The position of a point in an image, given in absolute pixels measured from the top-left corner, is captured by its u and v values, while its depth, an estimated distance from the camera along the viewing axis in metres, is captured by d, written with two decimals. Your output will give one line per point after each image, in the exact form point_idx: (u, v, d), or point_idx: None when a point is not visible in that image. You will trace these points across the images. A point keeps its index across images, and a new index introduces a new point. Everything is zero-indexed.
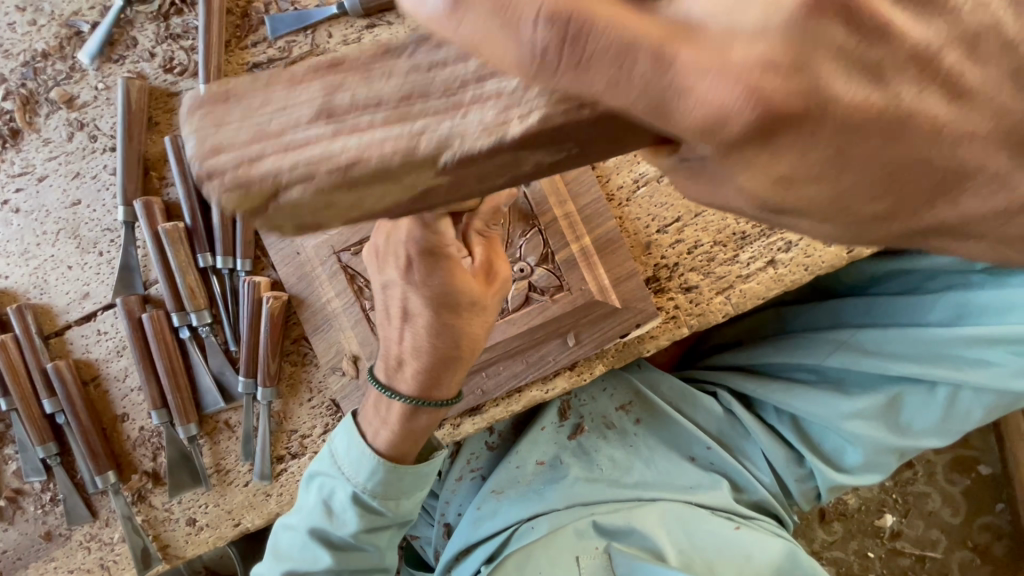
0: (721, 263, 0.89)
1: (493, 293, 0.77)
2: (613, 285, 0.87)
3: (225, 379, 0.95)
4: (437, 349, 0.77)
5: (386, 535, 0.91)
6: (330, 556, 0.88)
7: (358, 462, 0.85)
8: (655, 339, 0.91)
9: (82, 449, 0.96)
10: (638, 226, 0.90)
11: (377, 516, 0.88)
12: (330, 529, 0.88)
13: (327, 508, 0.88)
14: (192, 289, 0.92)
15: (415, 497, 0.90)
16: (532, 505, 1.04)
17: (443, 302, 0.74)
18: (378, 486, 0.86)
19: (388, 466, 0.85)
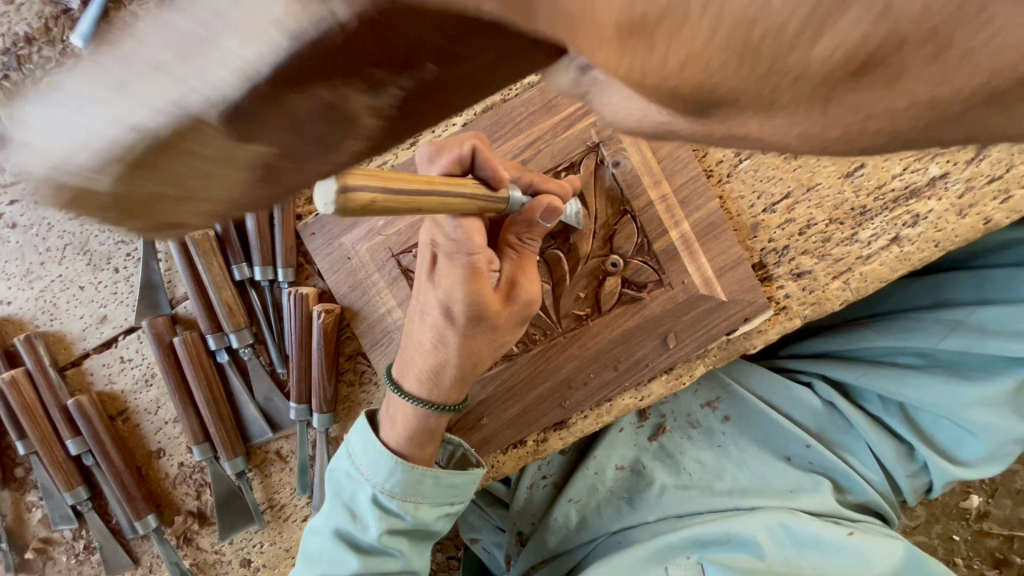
0: (839, 243, 0.78)
1: (510, 313, 0.69)
2: (717, 276, 0.76)
3: (273, 405, 0.84)
4: (453, 364, 0.70)
5: (408, 539, 0.77)
6: (354, 562, 0.75)
7: (374, 461, 0.74)
8: (764, 334, 0.80)
9: (115, 493, 0.85)
10: (741, 205, 0.78)
11: (397, 518, 0.75)
12: (354, 531, 0.76)
13: (351, 510, 0.76)
14: (230, 307, 0.79)
15: (439, 504, 0.77)
16: (621, 517, 0.99)
17: (455, 310, 0.67)
18: (398, 484, 0.74)
19: (405, 463, 0.74)
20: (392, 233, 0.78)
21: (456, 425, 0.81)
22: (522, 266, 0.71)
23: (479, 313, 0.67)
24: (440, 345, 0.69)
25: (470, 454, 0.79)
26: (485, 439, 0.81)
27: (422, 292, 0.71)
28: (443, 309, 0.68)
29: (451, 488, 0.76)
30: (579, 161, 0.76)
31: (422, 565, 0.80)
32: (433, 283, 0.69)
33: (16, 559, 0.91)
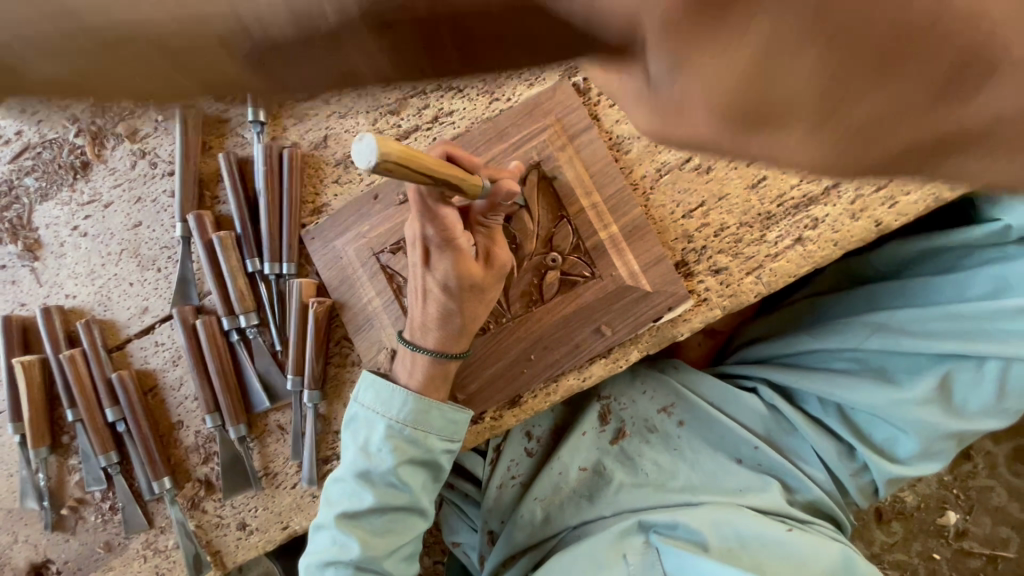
0: (749, 243, 0.90)
1: (493, 275, 0.82)
2: (643, 270, 0.89)
3: (272, 380, 0.99)
4: (444, 318, 0.83)
5: (419, 479, 0.89)
6: (372, 496, 0.87)
7: (390, 397, 0.87)
8: (688, 322, 0.91)
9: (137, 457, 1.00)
10: (663, 212, 0.93)
11: (411, 450, 0.88)
12: (372, 470, 0.87)
13: (369, 450, 0.88)
14: (242, 292, 0.98)
15: (446, 437, 0.89)
16: (581, 512, 1.07)
17: (453, 288, 0.80)
18: (408, 424, 0.87)
19: (416, 399, 0.87)
20: (375, 236, 0.95)
21: None
22: (493, 238, 0.83)
23: (471, 282, 0.81)
24: (445, 314, 0.83)
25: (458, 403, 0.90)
26: None
27: (419, 277, 0.82)
28: (439, 287, 0.81)
29: (454, 432, 0.89)
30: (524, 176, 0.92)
31: (429, 504, 0.92)
32: (429, 269, 0.81)
33: (54, 518, 1.07)
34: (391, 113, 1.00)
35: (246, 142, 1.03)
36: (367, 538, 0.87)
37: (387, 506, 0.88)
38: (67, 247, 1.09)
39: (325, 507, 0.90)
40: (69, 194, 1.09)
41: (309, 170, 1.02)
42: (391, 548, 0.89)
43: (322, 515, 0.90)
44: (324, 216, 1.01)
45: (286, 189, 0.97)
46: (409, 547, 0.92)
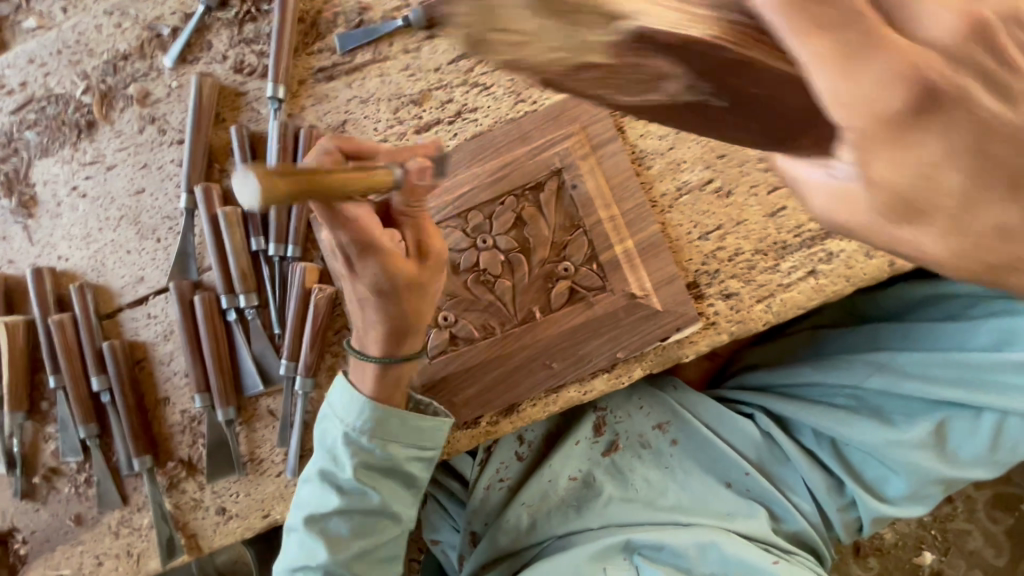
0: (762, 271, 0.90)
1: (426, 270, 0.75)
2: (654, 288, 0.89)
3: (266, 364, 0.97)
4: (382, 319, 0.77)
5: (386, 482, 0.87)
6: (338, 499, 0.85)
7: (347, 402, 0.84)
8: (695, 345, 0.91)
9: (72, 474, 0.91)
10: (680, 232, 0.92)
11: (372, 456, 0.85)
12: (336, 476, 0.85)
13: (331, 458, 0.85)
14: (243, 272, 0.95)
15: (410, 441, 0.86)
16: (568, 523, 1.06)
17: (384, 292, 0.73)
18: (368, 432, 0.84)
19: (374, 407, 0.83)
20: None
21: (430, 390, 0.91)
22: (420, 228, 0.74)
23: (404, 283, 0.73)
24: (383, 317, 0.77)
25: (427, 407, 0.88)
26: None
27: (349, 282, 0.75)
28: (369, 291, 0.74)
29: (418, 433, 0.86)
30: (544, 182, 0.91)
31: (401, 507, 0.89)
32: (353, 273, 0.72)
33: (25, 486, 1.03)
34: (413, 104, 0.97)
35: (261, 118, 1.00)
36: (342, 541, 0.85)
37: (354, 512, 0.86)
38: (64, 207, 1.05)
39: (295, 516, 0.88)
40: (70, 153, 1.05)
41: None
42: (364, 553, 0.86)
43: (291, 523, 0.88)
44: None
45: None
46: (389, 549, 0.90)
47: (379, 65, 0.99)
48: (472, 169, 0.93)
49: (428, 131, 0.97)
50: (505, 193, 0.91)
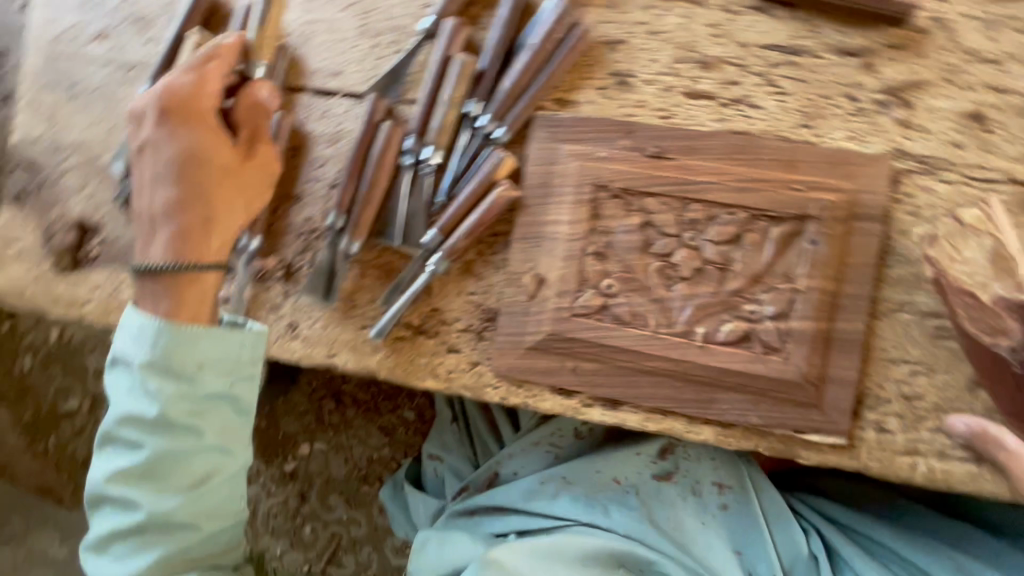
0: (930, 428, 0.83)
1: (250, 167, 0.84)
2: (822, 381, 0.82)
3: (413, 224, 0.92)
4: (209, 227, 0.82)
5: (217, 424, 0.80)
6: (180, 491, 0.79)
7: (142, 331, 0.78)
8: (820, 453, 0.85)
9: (198, 185, 0.82)
10: (879, 344, 0.84)
11: (174, 386, 0.78)
12: (140, 419, 0.78)
13: (131, 389, 0.78)
14: (446, 127, 0.89)
15: (226, 365, 0.80)
16: (594, 516, 1.02)
17: (193, 159, 0.82)
18: (163, 358, 0.78)
19: (168, 326, 0.78)
20: (605, 167, 0.86)
21: (553, 340, 0.87)
22: (259, 114, 0.84)
23: (206, 158, 0.82)
24: (152, 234, 0.83)
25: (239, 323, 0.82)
26: (549, 368, 0.88)
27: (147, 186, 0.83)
28: (168, 163, 0.82)
29: (235, 345, 0.80)
30: (785, 219, 0.82)
31: (235, 441, 0.83)
32: (155, 132, 0.83)
33: (128, 196, 1.01)
34: (700, 64, 0.88)
35: None
36: (162, 545, 0.80)
37: (162, 437, 0.78)
38: None
39: (93, 487, 0.81)
40: None
41: (582, 60, 0.90)
42: (197, 498, 0.80)
43: (96, 498, 0.81)
44: (565, 111, 0.90)
45: (553, 65, 0.88)
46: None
47: (690, 6, 0.88)
48: (721, 164, 0.84)
49: (697, 99, 0.87)
50: (741, 205, 0.83)
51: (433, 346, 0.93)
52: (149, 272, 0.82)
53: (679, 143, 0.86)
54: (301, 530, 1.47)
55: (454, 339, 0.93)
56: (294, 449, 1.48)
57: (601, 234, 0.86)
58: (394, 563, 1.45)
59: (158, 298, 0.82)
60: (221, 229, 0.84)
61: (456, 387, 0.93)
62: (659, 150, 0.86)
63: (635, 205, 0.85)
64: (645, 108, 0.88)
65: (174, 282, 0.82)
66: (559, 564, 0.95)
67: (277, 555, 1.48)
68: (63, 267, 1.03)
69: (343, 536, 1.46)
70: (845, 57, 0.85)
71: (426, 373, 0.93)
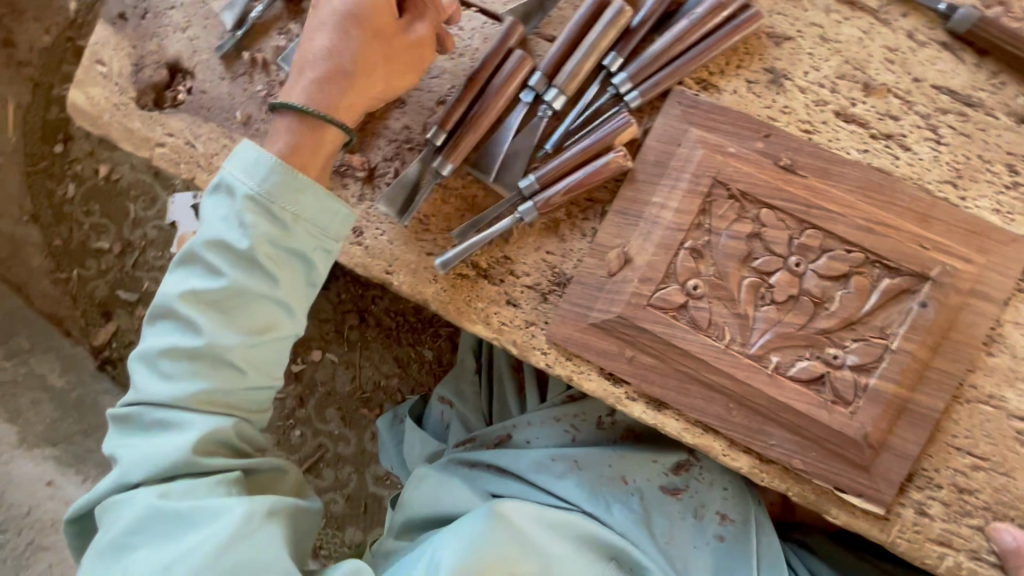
0: (971, 526, 0.80)
1: (405, 50, 0.81)
2: (882, 446, 0.79)
3: (512, 163, 0.87)
4: (348, 91, 0.80)
5: (290, 281, 0.76)
6: (242, 333, 0.74)
7: (258, 166, 0.75)
8: (852, 517, 0.81)
9: (357, 45, 0.79)
10: (949, 428, 0.80)
11: (272, 229, 0.74)
12: (226, 248, 0.74)
13: (228, 216, 0.75)
14: (579, 73, 0.83)
15: (319, 227, 0.77)
16: (597, 508, 0.94)
17: (364, 19, 0.79)
18: (268, 196, 0.74)
19: (280, 167, 0.75)
20: (730, 164, 0.81)
21: (620, 324, 0.83)
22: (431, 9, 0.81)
23: (374, 23, 0.79)
24: (297, 80, 0.80)
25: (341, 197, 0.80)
26: (606, 350, 0.85)
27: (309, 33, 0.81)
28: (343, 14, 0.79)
29: (329, 213, 0.77)
30: (900, 273, 0.77)
31: (301, 305, 0.78)
32: None
33: (229, 51, 0.97)
34: (862, 87, 0.82)
35: None
36: (208, 378, 0.73)
37: (241, 270, 0.74)
38: None
39: (161, 302, 0.75)
40: None
41: (741, 47, 0.84)
42: (255, 346, 0.75)
43: (157, 312, 0.75)
44: (705, 95, 0.84)
45: (712, 42, 0.81)
46: (239, 433, 0.77)
47: (872, 22, 0.83)
48: (853, 197, 0.79)
49: (848, 123, 0.82)
50: (860, 245, 0.78)
51: (493, 294, 0.89)
52: (281, 108, 0.80)
53: (816, 162, 0.80)
54: (290, 432, 1.47)
55: (516, 292, 0.89)
56: (306, 353, 1.47)
57: (704, 231, 0.81)
58: (370, 491, 1.45)
59: (281, 136, 0.80)
60: (358, 94, 0.81)
61: (505, 341, 0.89)
62: (793, 162, 0.80)
63: (750, 213, 0.80)
64: (790, 116, 0.82)
65: (303, 125, 0.80)
66: (550, 540, 0.88)
67: None
68: (143, 103, 0.98)
69: (329, 450, 1.46)
70: (1015, 125, 0.80)
71: (479, 319, 0.90)
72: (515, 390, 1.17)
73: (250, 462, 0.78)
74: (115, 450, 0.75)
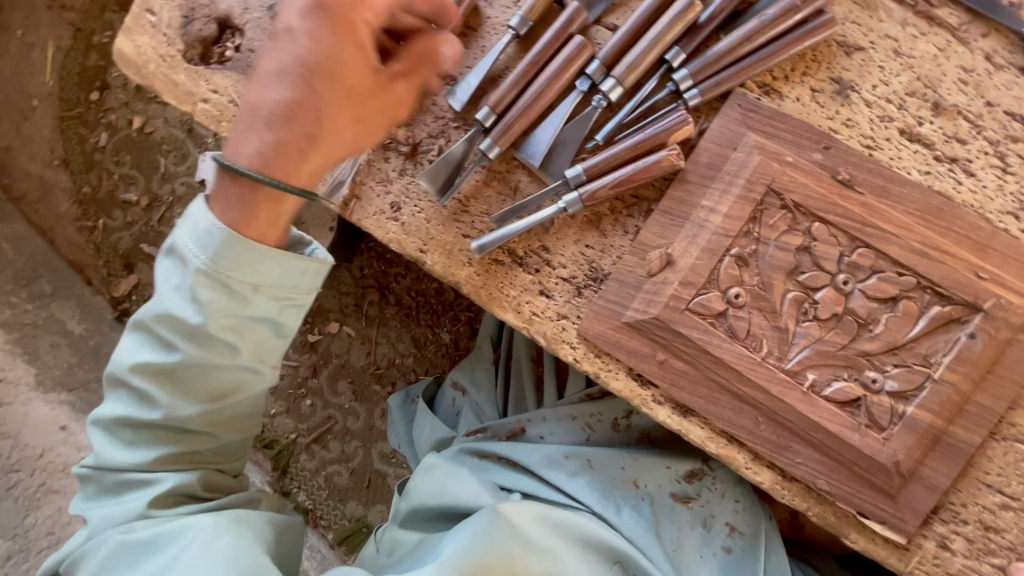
0: (994, 566, 0.78)
1: (377, 104, 0.72)
2: (911, 475, 0.77)
3: (560, 152, 0.85)
4: (310, 150, 0.69)
5: (251, 344, 0.73)
6: (201, 403, 0.74)
7: (209, 236, 0.68)
8: (871, 544, 0.80)
9: (317, 95, 0.67)
10: (982, 463, 0.78)
11: (232, 300, 0.70)
12: (179, 322, 0.70)
13: (181, 286, 0.70)
14: (639, 65, 0.81)
15: (287, 291, 0.73)
16: (607, 510, 0.93)
17: (323, 67, 0.67)
18: (222, 270, 0.68)
19: (229, 237, 0.68)
20: (786, 173, 0.78)
21: (655, 327, 0.81)
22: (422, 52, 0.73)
23: (346, 70, 0.68)
24: (245, 140, 0.69)
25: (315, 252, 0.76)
26: (637, 351, 0.83)
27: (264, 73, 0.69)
28: (295, 60, 0.67)
29: (295, 274, 0.73)
30: (950, 301, 0.75)
31: (269, 361, 0.76)
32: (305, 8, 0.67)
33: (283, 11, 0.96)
34: (931, 106, 0.79)
35: None
36: (173, 443, 0.76)
37: (194, 351, 0.71)
38: None
39: (115, 368, 0.74)
40: None
41: (810, 54, 0.82)
42: (215, 409, 0.75)
43: (114, 379, 0.75)
44: (767, 100, 0.82)
45: (781, 45, 0.78)
46: (204, 481, 0.80)
47: (949, 41, 0.80)
48: (911, 219, 0.76)
49: (913, 142, 0.79)
50: (912, 269, 0.76)
51: (527, 283, 0.88)
52: (226, 170, 0.69)
53: (875, 180, 0.78)
54: (301, 401, 1.47)
55: (551, 284, 0.88)
56: (324, 324, 1.47)
57: (751, 239, 0.79)
58: (375, 467, 1.45)
59: (229, 204, 0.69)
60: (321, 154, 0.71)
61: (535, 331, 0.88)
62: (851, 177, 0.78)
63: (802, 225, 0.78)
64: (853, 129, 0.80)
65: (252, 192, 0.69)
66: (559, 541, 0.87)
67: (269, 414, 1.48)
68: (190, 56, 0.97)
69: (337, 423, 1.46)
70: None
71: (510, 307, 0.89)
72: (534, 385, 1.15)
73: (220, 500, 0.81)
74: (86, 508, 0.79)
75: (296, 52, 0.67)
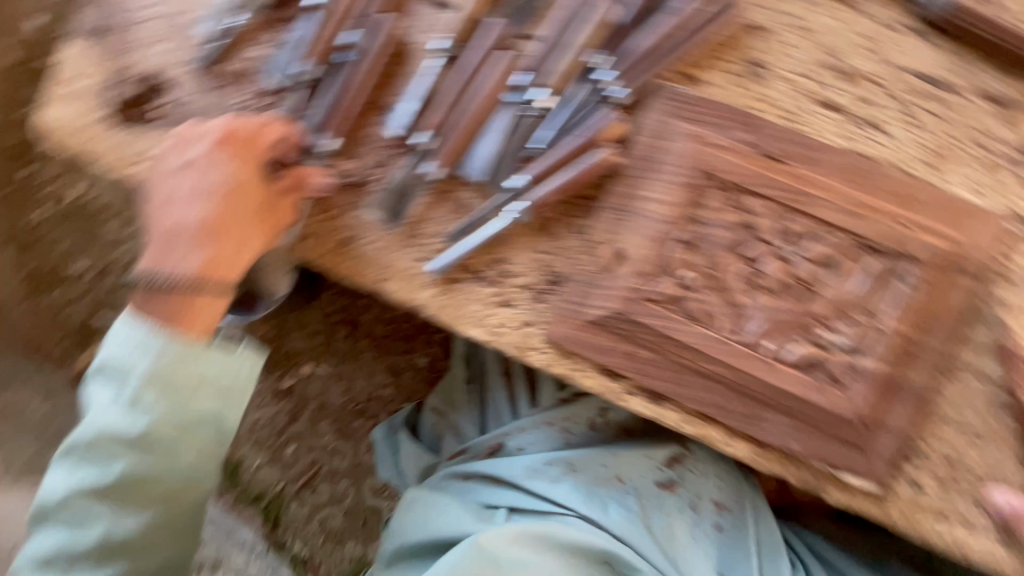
0: (963, 497, 0.83)
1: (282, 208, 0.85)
2: (877, 424, 0.81)
3: (501, 164, 0.86)
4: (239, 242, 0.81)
5: (195, 444, 0.77)
6: (148, 506, 0.76)
7: (143, 343, 0.75)
8: (851, 496, 0.84)
9: (229, 210, 0.80)
10: (936, 401, 0.83)
11: (166, 404, 0.74)
12: (117, 435, 0.74)
13: (115, 401, 0.74)
14: (565, 75, 0.84)
15: (218, 391, 0.77)
16: (594, 510, 0.93)
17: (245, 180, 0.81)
18: (162, 372, 0.74)
19: (162, 341, 0.75)
20: (718, 156, 0.82)
21: (618, 321, 0.83)
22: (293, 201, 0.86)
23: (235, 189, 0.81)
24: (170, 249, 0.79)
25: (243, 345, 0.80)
26: (605, 347, 0.85)
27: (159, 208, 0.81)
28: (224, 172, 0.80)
29: (223, 368, 0.77)
30: (885, 254, 0.79)
31: (213, 462, 0.79)
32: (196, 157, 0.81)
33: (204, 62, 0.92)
34: (840, 76, 0.84)
35: None
36: (121, 557, 0.77)
37: (136, 460, 0.74)
38: None
39: (52, 494, 0.76)
40: None
41: (722, 41, 0.86)
42: (164, 511, 0.77)
43: (48, 506, 0.76)
44: (689, 89, 0.85)
45: (695, 37, 0.83)
46: None
47: (850, 12, 0.85)
48: (840, 183, 0.80)
49: (828, 111, 0.83)
50: (847, 230, 0.79)
51: (488, 297, 0.89)
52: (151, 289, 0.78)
53: (801, 150, 0.81)
54: (283, 449, 1.44)
55: (511, 293, 0.88)
56: (296, 367, 1.44)
57: (695, 223, 0.82)
58: (368, 503, 1.42)
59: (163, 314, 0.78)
60: (229, 260, 0.80)
61: (503, 343, 0.88)
62: (778, 152, 0.81)
63: (738, 202, 0.81)
64: (773, 106, 0.84)
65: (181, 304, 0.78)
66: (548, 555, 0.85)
67: (253, 468, 1.44)
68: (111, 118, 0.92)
69: (324, 465, 1.43)
70: (982, 106, 0.83)
71: (474, 322, 0.89)
72: (508, 398, 1.15)
73: None
74: None
75: (212, 176, 0.80)
